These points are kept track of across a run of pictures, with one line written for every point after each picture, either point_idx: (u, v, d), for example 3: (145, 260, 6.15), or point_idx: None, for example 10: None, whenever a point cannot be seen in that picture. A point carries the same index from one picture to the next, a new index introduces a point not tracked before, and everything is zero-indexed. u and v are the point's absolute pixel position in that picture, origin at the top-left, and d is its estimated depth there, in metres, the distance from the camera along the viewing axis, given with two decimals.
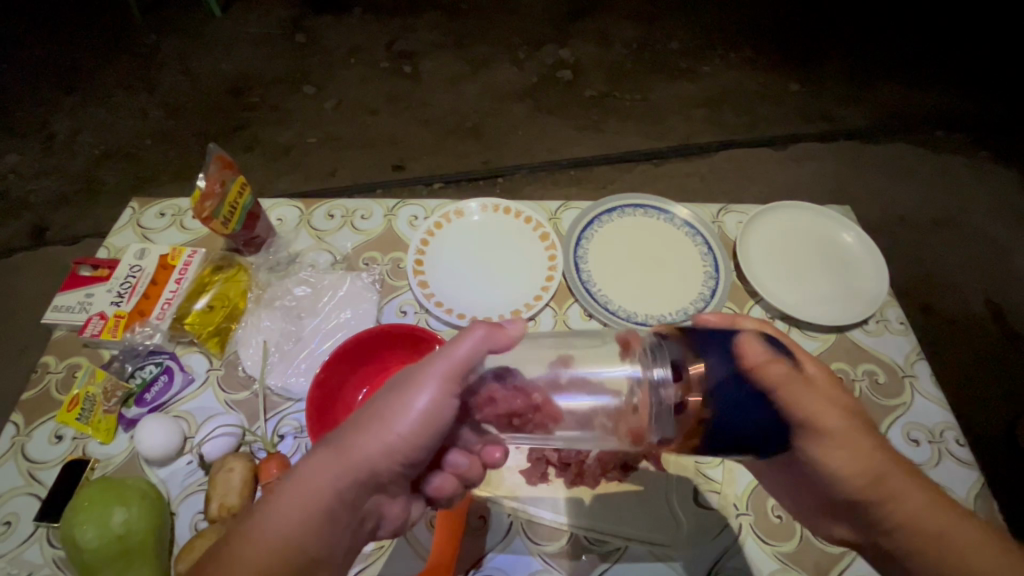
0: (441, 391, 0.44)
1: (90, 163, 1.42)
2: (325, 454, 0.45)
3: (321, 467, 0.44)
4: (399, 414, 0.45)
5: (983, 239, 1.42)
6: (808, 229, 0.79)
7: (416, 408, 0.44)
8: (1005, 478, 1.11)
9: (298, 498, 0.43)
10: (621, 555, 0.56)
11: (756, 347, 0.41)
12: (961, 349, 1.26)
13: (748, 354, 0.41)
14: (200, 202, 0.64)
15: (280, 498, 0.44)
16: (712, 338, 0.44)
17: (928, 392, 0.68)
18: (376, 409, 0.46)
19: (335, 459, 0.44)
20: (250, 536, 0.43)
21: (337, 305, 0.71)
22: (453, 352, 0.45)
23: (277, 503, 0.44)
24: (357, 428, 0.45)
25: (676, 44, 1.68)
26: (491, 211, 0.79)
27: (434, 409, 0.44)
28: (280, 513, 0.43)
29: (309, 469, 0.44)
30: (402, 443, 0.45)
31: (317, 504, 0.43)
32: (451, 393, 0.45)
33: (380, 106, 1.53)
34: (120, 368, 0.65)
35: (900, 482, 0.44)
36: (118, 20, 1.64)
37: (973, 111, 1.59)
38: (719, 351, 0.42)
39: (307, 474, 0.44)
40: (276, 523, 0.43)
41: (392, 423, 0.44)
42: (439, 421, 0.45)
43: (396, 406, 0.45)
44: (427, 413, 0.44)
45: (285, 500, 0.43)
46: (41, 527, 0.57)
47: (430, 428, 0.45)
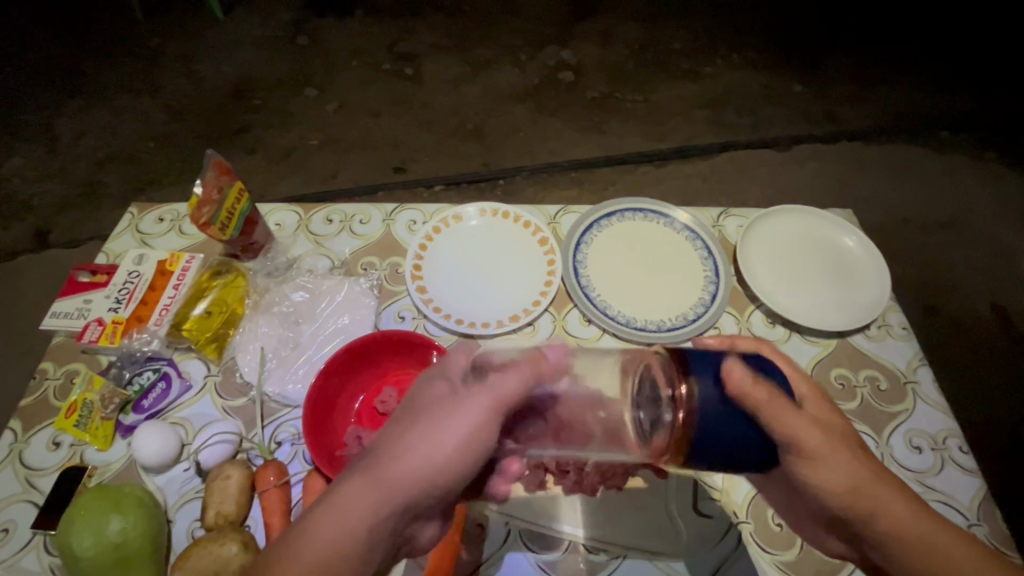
0: (491, 417, 0.40)
1: (93, 166, 1.42)
2: (357, 480, 0.39)
3: (357, 495, 0.38)
4: (444, 431, 0.39)
5: (988, 240, 1.41)
6: (810, 232, 0.78)
7: (462, 427, 0.40)
8: (1010, 482, 1.10)
9: (334, 531, 0.37)
10: (620, 563, 0.56)
11: (740, 369, 0.39)
12: (966, 352, 1.25)
13: (732, 375, 0.39)
14: (196, 208, 0.64)
15: (308, 531, 0.37)
16: (699, 351, 0.42)
17: (930, 398, 0.67)
18: (413, 429, 0.40)
19: (372, 485, 0.38)
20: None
21: (335, 310, 0.71)
22: (500, 383, 0.41)
23: (307, 538, 0.37)
24: (396, 445, 0.40)
25: (678, 44, 1.67)
26: (490, 216, 0.79)
27: (484, 430, 0.40)
28: (312, 549, 0.36)
29: (343, 497, 0.38)
30: (451, 467, 0.39)
31: (356, 536, 0.37)
32: (497, 421, 0.41)
33: (382, 108, 1.53)
34: (118, 375, 0.65)
35: (905, 494, 0.44)
36: (121, 23, 1.64)
37: (977, 111, 1.58)
38: (703, 369, 0.39)
39: (342, 502, 0.38)
40: (305, 561, 0.36)
41: (437, 441, 0.39)
42: (487, 443, 0.40)
43: (438, 422, 0.40)
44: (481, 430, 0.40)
45: (316, 535, 0.37)
46: (39, 534, 0.57)
47: (477, 449, 0.40)
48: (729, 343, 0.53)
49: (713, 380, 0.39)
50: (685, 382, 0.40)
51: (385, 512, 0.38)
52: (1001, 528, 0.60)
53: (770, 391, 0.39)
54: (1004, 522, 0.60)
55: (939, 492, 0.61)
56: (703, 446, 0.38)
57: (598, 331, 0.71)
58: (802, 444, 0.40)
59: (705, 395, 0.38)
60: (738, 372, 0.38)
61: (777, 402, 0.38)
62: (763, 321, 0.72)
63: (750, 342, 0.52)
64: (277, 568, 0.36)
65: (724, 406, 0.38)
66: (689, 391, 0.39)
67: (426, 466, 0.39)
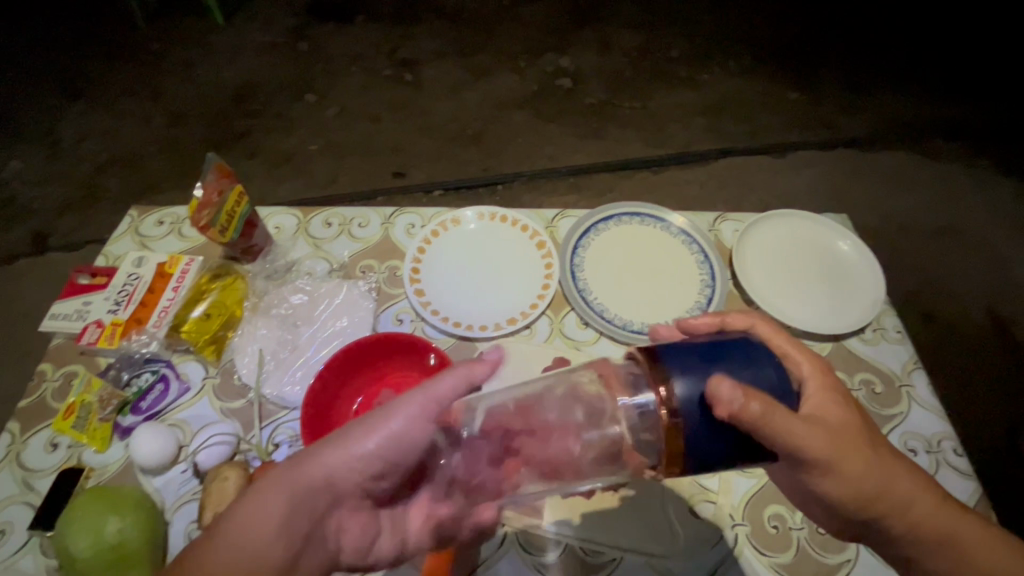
0: (419, 414, 0.47)
1: (93, 170, 1.43)
2: (283, 465, 0.45)
3: (279, 476, 0.44)
4: (367, 423, 0.47)
5: (984, 246, 1.42)
6: (805, 237, 0.79)
7: (388, 427, 0.46)
8: (1008, 488, 1.10)
9: (257, 508, 0.42)
10: (617, 565, 0.56)
11: (728, 386, 0.37)
12: (961, 358, 1.25)
13: (720, 397, 0.37)
14: (196, 211, 0.65)
15: (235, 508, 0.43)
16: (682, 358, 0.40)
17: (925, 401, 0.68)
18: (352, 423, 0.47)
19: (293, 469, 0.45)
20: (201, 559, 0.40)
21: (333, 313, 0.71)
22: (430, 386, 0.47)
23: (230, 516, 0.42)
24: (322, 437, 0.47)
25: (676, 51, 1.69)
26: (489, 219, 0.80)
27: (406, 426, 0.46)
28: (237, 526, 0.41)
29: (267, 478, 0.44)
30: (368, 455, 0.46)
31: (275, 511, 0.42)
32: (425, 418, 0.47)
33: (382, 114, 1.54)
34: (117, 376, 0.65)
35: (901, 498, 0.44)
36: (122, 29, 1.65)
37: (973, 118, 1.60)
38: (687, 379, 0.39)
39: (266, 482, 0.44)
40: (233, 533, 0.41)
41: (357, 431, 0.46)
42: (409, 438, 0.47)
43: (366, 418, 0.47)
44: (406, 431, 0.46)
45: (242, 511, 0.42)
46: (35, 536, 0.57)
47: (397, 442, 0.46)
48: (719, 322, 0.51)
49: (695, 392, 0.39)
50: (666, 386, 0.39)
51: (303, 489, 0.44)
52: None
53: (764, 398, 0.38)
54: None
55: None
56: (686, 454, 0.39)
57: (595, 334, 0.71)
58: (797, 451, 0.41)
59: (685, 399, 0.38)
60: (726, 393, 0.37)
61: (772, 412, 0.38)
62: None
63: (741, 318, 0.50)
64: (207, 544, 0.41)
65: (707, 415, 0.38)
66: (670, 402, 0.39)
67: (343, 452, 0.45)
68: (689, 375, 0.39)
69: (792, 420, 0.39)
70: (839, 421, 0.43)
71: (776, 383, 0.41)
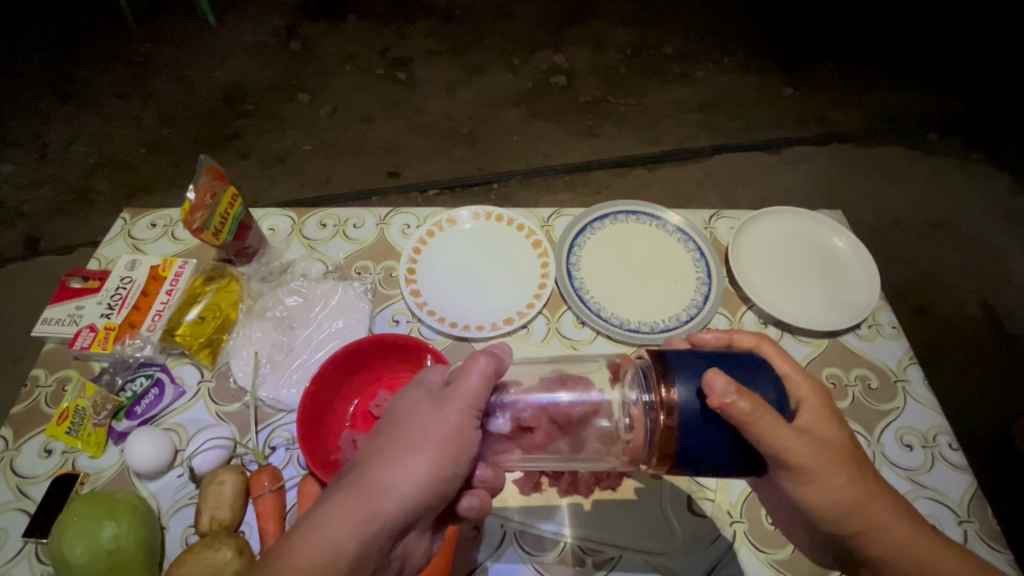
0: (464, 425, 0.44)
1: (85, 171, 1.42)
2: (343, 495, 0.41)
3: (340, 514, 0.40)
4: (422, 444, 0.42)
5: (978, 240, 1.43)
6: (800, 234, 0.79)
7: (440, 436, 0.43)
8: (1004, 481, 1.11)
9: (325, 543, 0.39)
10: (616, 563, 0.56)
11: (723, 379, 0.39)
12: (956, 352, 1.26)
13: (713, 388, 0.39)
14: (189, 214, 0.64)
15: (299, 544, 0.39)
16: (686, 360, 0.43)
17: (920, 396, 0.68)
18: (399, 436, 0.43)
19: (358, 503, 0.40)
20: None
21: (329, 314, 0.71)
22: (464, 387, 0.45)
23: (295, 553, 0.39)
24: (375, 465, 0.42)
25: (670, 49, 1.69)
26: (484, 219, 0.79)
27: (459, 441, 0.43)
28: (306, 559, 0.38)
29: (330, 513, 0.40)
30: (434, 480, 0.42)
31: (346, 547, 0.39)
32: (472, 427, 0.45)
33: (376, 113, 1.54)
34: (110, 381, 0.65)
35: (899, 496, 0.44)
36: (112, 30, 1.64)
37: (964, 112, 1.60)
38: (686, 379, 0.41)
39: (325, 517, 0.40)
40: (300, 572, 0.38)
41: (418, 456, 0.42)
42: (463, 454, 0.44)
43: (417, 444, 0.42)
44: (456, 437, 0.43)
45: (307, 546, 0.39)
46: (30, 543, 0.56)
47: (452, 466, 0.43)
48: (727, 339, 0.53)
49: (692, 393, 0.41)
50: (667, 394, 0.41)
51: (374, 526, 0.40)
52: (991, 524, 0.60)
53: (756, 399, 0.39)
54: (994, 519, 0.61)
55: (930, 489, 0.61)
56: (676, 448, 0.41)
57: (591, 333, 0.71)
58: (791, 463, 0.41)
59: (678, 396, 0.41)
60: (720, 385, 0.39)
61: (763, 413, 0.39)
62: (755, 322, 0.72)
63: (749, 337, 0.52)
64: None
65: (702, 416, 0.40)
66: (669, 402, 0.41)
67: (410, 484, 0.41)
68: (689, 373, 0.42)
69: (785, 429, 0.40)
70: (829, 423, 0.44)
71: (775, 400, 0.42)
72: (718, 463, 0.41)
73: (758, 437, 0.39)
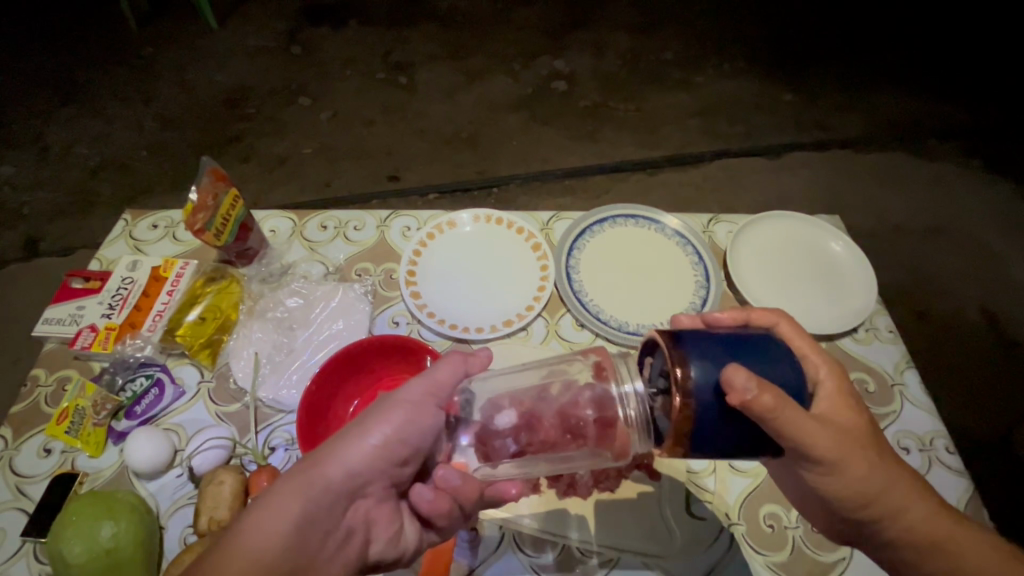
0: (424, 405, 0.48)
1: (86, 173, 1.42)
2: (304, 462, 0.44)
3: (300, 477, 0.42)
4: (385, 416, 0.47)
5: (976, 246, 1.43)
6: (798, 239, 0.79)
7: (400, 408, 0.47)
8: (1002, 487, 1.11)
9: (283, 503, 0.41)
10: (614, 566, 0.56)
11: (744, 376, 0.38)
12: (954, 358, 1.26)
13: (735, 384, 0.38)
14: (191, 215, 0.65)
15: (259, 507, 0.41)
16: (703, 347, 0.41)
17: (917, 400, 0.68)
18: (363, 413, 0.48)
19: (315, 464, 0.43)
20: (234, 546, 0.39)
21: (329, 316, 0.71)
22: (431, 374, 0.49)
23: (256, 512, 0.40)
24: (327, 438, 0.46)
25: (669, 54, 1.70)
26: (484, 222, 0.80)
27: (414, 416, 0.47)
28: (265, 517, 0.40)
29: (288, 478, 0.43)
30: (389, 446, 0.46)
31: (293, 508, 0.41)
32: (433, 406, 0.48)
33: (377, 117, 1.54)
34: (110, 381, 0.65)
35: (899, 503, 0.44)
36: (114, 33, 1.64)
37: (962, 118, 1.61)
38: (706, 376, 0.39)
39: (287, 482, 0.42)
40: (258, 531, 0.39)
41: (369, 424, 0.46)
42: (424, 429, 0.47)
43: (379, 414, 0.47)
44: (416, 412, 0.47)
45: (267, 505, 0.41)
46: (29, 542, 0.56)
47: (413, 434, 0.47)
48: (743, 318, 0.52)
49: (712, 373, 0.39)
50: (684, 370, 0.39)
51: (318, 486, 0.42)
52: (989, 528, 0.60)
53: (778, 393, 0.39)
54: (991, 522, 0.61)
55: None
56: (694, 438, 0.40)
57: (590, 335, 0.71)
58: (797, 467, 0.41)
59: (698, 385, 0.39)
60: (742, 382, 0.38)
61: (785, 408, 0.39)
62: None
63: (768, 315, 0.51)
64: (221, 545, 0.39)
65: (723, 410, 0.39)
66: (685, 379, 0.39)
67: (358, 448, 0.45)
68: (709, 370, 0.39)
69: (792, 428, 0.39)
70: (850, 427, 0.44)
71: (794, 384, 0.41)
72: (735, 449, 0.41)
73: (780, 430, 0.39)
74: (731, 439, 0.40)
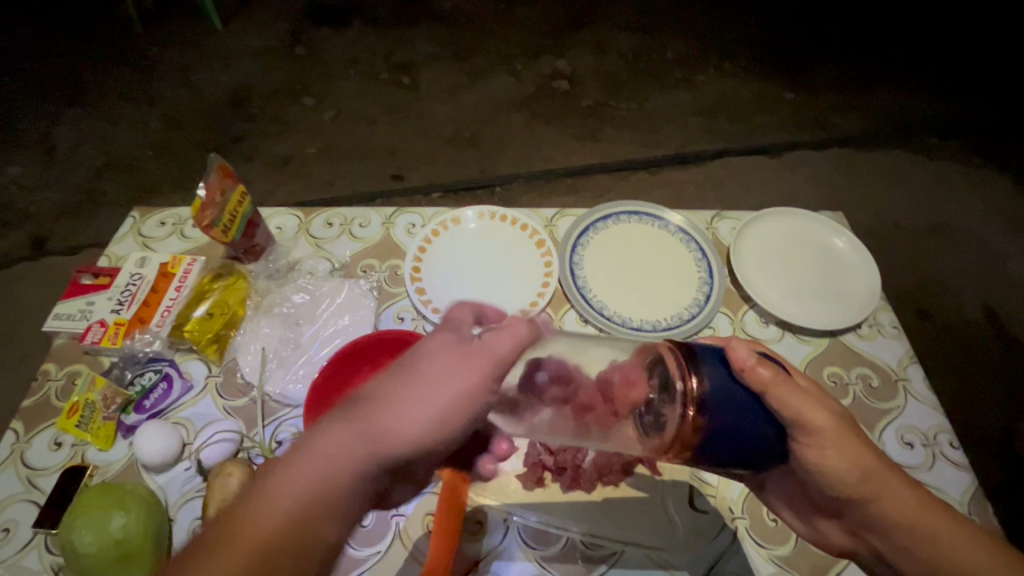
0: (480, 386, 0.42)
1: (92, 173, 1.43)
2: (341, 430, 0.40)
3: (336, 446, 0.40)
4: (433, 397, 0.41)
5: (979, 244, 1.43)
6: (802, 235, 0.79)
7: (451, 391, 0.41)
8: (1006, 485, 1.11)
9: (313, 473, 0.39)
10: (617, 559, 0.57)
11: (745, 349, 0.43)
12: (957, 355, 1.26)
13: (737, 354, 0.43)
14: (200, 211, 0.65)
15: (288, 471, 0.39)
16: (706, 349, 0.44)
17: (921, 395, 0.68)
18: (409, 385, 0.42)
19: (353, 437, 0.40)
20: (257, 506, 0.37)
21: (335, 311, 0.72)
22: (490, 351, 0.42)
23: (285, 476, 0.39)
24: (372, 405, 0.41)
25: (672, 53, 1.70)
26: (488, 219, 0.80)
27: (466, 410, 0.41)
28: (292, 483, 0.38)
29: (323, 444, 0.40)
30: (433, 429, 0.41)
31: (334, 479, 0.39)
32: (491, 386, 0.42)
33: (380, 116, 1.55)
34: (119, 375, 0.66)
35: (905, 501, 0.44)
36: (120, 34, 1.66)
37: (965, 116, 1.61)
38: (710, 361, 0.43)
39: (320, 448, 0.40)
40: (285, 498, 0.38)
41: (421, 402, 0.41)
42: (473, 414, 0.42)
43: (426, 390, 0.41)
44: (468, 399, 0.41)
45: (295, 470, 0.39)
46: (40, 534, 0.57)
47: (464, 416, 0.42)
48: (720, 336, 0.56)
49: (718, 365, 0.42)
50: (696, 375, 0.41)
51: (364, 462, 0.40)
52: (992, 523, 0.60)
53: (775, 370, 0.43)
54: (995, 517, 0.61)
55: (930, 487, 0.62)
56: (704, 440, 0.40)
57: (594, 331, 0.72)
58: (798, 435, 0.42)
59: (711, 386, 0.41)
60: (743, 351, 0.43)
61: (780, 381, 0.42)
62: (757, 321, 0.73)
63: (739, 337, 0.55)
64: (257, 505, 0.38)
65: (735, 395, 0.41)
66: (699, 381, 0.41)
67: (404, 428, 0.40)
68: (711, 360, 0.43)
69: (785, 402, 0.42)
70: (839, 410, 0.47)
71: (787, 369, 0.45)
72: (749, 452, 0.41)
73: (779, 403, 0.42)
74: (745, 441, 0.41)
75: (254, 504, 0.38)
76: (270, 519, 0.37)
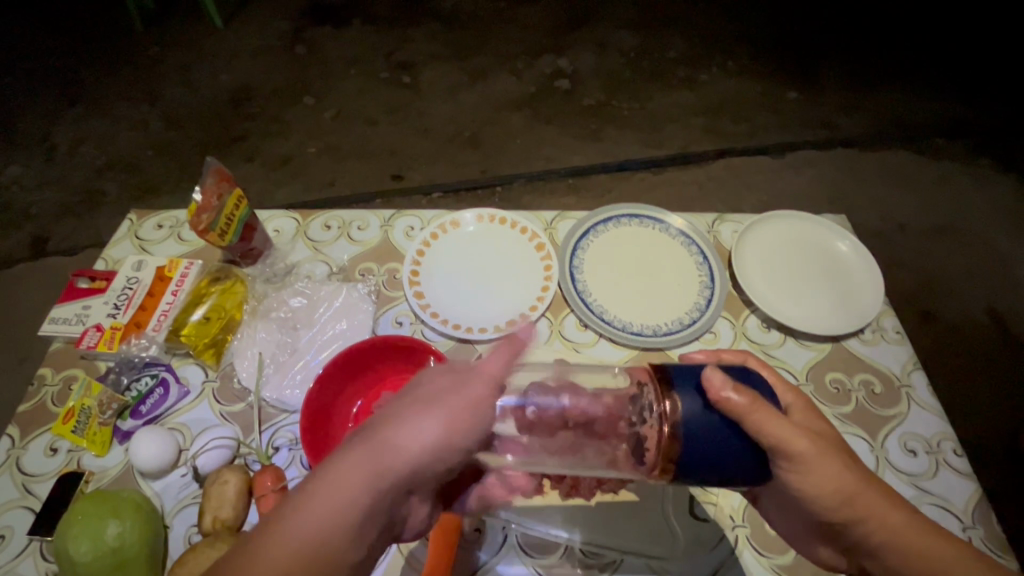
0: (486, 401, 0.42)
1: (92, 173, 1.43)
2: (356, 449, 0.39)
3: (352, 469, 0.38)
4: (444, 411, 0.41)
5: (984, 246, 1.42)
6: (804, 239, 0.79)
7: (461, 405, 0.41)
8: (1010, 489, 1.10)
9: (333, 498, 0.38)
10: (617, 568, 0.56)
11: (722, 374, 0.41)
12: (960, 357, 1.25)
13: (713, 381, 0.40)
14: (196, 214, 0.65)
15: (304, 500, 0.38)
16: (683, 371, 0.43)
17: (924, 402, 0.68)
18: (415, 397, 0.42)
19: (368, 458, 0.39)
20: (275, 536, 0.37)
21: (333, 315, 0.71)
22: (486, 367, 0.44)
23: (305, 503, 0.38)
24: (388, 419, 0.40)
25: (674, 53, 1.69)
26: (487, 221, 0.80)
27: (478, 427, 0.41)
28: (310, 510, 0.37)
29: (340, 468, 0.39)
30: (446, 444, 0.40)
31: (355, 502, 0.38)
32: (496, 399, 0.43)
33: (380, 116, 1.54)
34: (116, 381, 0.65)
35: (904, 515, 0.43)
36: (120, 33, 1.65)
37: (969, 116, 1.60)
38: (685, 384, 0.42)
39: (338, 470, 0.39)
40: (304, 524, 0.37)
41: (429, 413, 0.40)
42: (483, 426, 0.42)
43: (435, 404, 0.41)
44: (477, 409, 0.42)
45: (313, 496, 0.38)
46: (35, 541, 0.57)
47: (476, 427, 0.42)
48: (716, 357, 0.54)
49: (694, 392, 0.41)
50: (669, 399, 0.41)
51: (384, 483, 0.38)
52: (996, 532, 0.60)
53: (755, 395, 0.40)
54: (999, 525, 0.60)
55: (934, 495, 0.61)
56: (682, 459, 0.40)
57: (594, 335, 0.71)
58: (799, 447, 0.41)
59: (686, 414, 0.40)
60: (720, 378, 0.40)
61: (760, 406, 0.40)
62: (758, 326, 0.72)
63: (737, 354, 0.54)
64: (271, 535, 0.37)
65: (708, 417, 0.40)
66: (672, 405, 0.41)
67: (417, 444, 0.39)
68: (686, 382, 0.42)
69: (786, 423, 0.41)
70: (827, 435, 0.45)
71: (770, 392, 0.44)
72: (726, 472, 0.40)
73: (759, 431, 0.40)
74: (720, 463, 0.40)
75: (268, 539, 0.37)
76: (293, 545, 0.36)
